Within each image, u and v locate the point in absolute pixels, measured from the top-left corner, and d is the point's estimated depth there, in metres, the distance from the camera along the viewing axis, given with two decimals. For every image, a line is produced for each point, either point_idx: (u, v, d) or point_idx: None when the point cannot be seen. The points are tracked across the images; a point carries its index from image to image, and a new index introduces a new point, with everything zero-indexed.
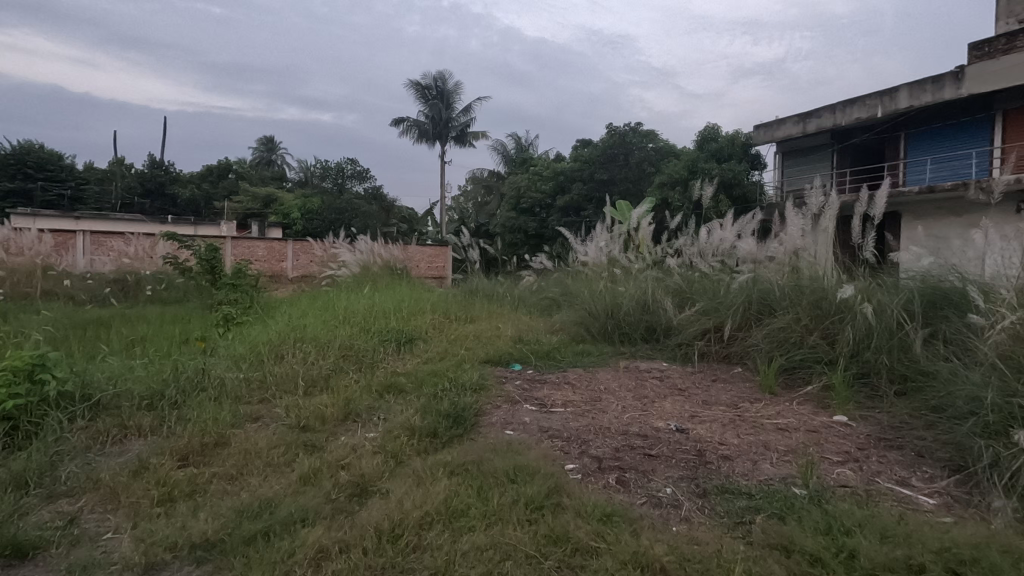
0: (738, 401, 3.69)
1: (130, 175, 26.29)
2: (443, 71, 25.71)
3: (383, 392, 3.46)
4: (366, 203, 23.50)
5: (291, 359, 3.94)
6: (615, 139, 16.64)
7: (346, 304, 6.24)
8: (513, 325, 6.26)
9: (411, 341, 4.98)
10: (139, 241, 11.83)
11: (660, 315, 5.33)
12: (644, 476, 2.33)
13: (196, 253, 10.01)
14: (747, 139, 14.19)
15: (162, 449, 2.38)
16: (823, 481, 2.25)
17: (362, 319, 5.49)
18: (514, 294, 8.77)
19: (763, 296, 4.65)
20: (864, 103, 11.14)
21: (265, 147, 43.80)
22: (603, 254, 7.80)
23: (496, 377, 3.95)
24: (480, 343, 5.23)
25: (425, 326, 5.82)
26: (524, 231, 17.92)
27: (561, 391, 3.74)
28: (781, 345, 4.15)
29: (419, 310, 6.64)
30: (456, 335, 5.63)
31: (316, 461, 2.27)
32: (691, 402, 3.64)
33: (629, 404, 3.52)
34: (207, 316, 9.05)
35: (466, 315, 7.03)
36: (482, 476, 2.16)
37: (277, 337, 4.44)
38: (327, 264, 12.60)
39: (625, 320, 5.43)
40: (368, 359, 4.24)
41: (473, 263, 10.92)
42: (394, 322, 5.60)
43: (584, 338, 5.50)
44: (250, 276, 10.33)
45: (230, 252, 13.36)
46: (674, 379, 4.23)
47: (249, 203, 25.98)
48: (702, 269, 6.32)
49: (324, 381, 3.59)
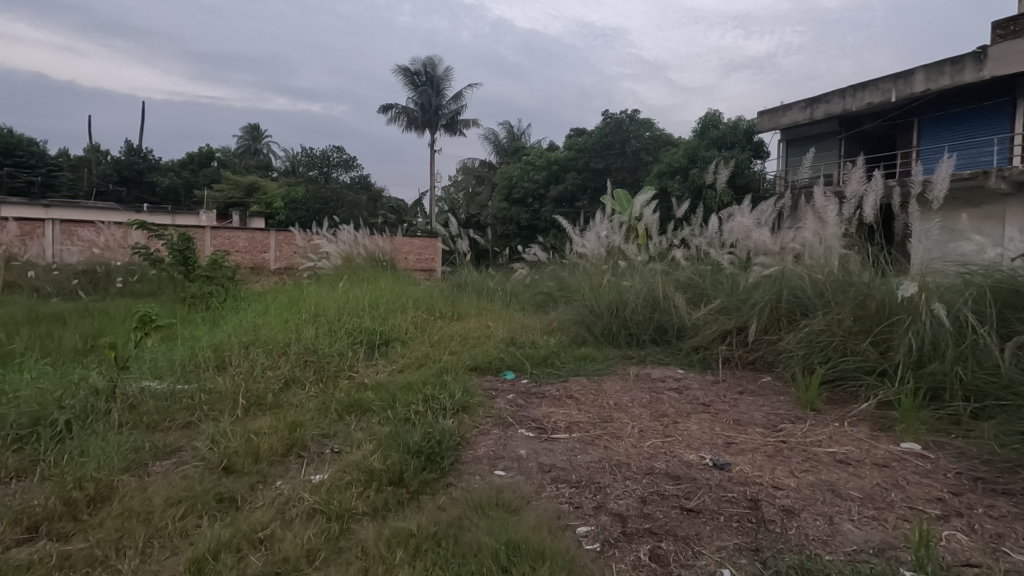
0: (777, 422, 3.04)
1: (106, 162, 25.25)
2: (433, 56, 24.83)
3: (344, 413, 2.79)
4: (353, 193, 22.67)
5: (236, 370, 3.27)
6: (612, 126, 15.95)
7: (317, 301, 5.53)
8: (506, 325, 5.59)
9: (387, 347, 4.30)
10: (110, 231, 11.08)
11: (671, 313, 4.70)
12: (688, 548, 1.69)
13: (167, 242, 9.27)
14: (750, 126, 13.54)
15: (10, 510, 1.71)
16: (938, 558, 1.63)
17: (332, 317, 4.81)
18: (506, 289, 8.09)
19: (794, 294, 4.02)
20: (878, 86, 10.52)
21: (250, 136, 42.64)
22: (603, 245, 7.13)
23: (485, 392, 3.29)
24: (468, 346, 4.56)
25: (405, 325, 5.14)
26: (516, 222, 17.18)
27: (563, 409, 3.07)
28: (821, 352, 3.52)
29: (402, 307, 5.96)
30: (440, 336, 4.96)
31: (222, 533, 1.61)
32: (721, 423, 3.00)
33: (647, 427, 2.88)
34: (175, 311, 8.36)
35: (453, 313, 6.34)
36: (458, 561, 1.52)
37: (224, 341, 3.75)
38: (307, 255, 11.86)
39: (631, 318, 4.78)
40: (333, 369, 3.56)
41: (461, 255, 10.25)
42: (369, 321, 4.92)
43: (585, 340, 4.85)
44: (226, 268, 9.61)
45: (207, 243, 12.60)
46: (694, 392, 3.59)
47: (231, 191, 25.08)
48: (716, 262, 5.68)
49: (274, 399, 2.92)
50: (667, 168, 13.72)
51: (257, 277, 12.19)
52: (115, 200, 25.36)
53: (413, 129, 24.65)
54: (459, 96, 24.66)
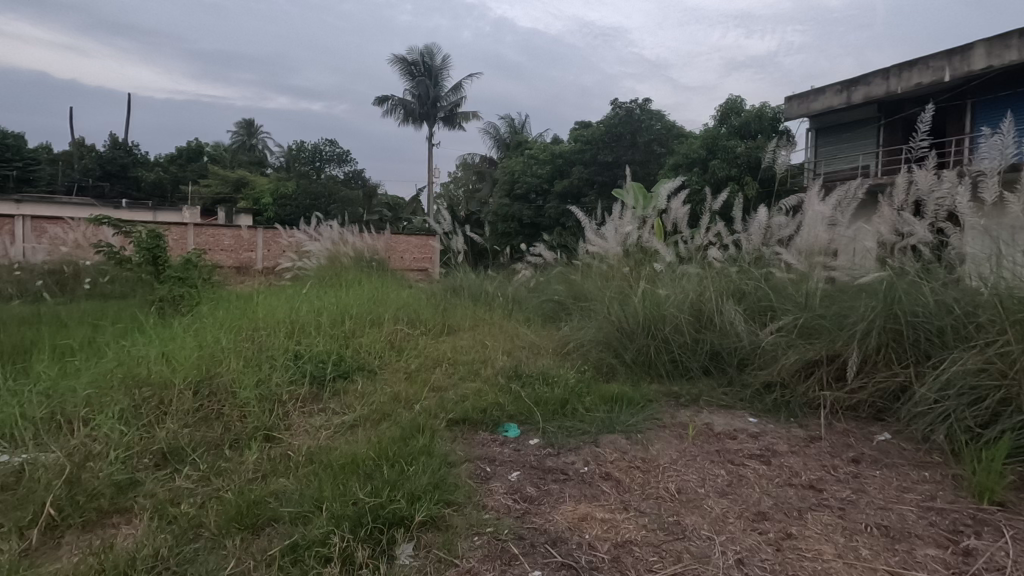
0: (950, 531, 1.87)
1: (91, 155, 24.11)
2: (431, 46, 23.63)
3: (225, 530, 1.64)
4: (348, 189, 21.53)
5: (81, 433, 2.10)
6: (622, 115, 14.70)
7: (264, 312, 4.34)
8: (507, 345, 4.41)
9: (341, 386, 3.12)
10: (76, 226, 9.94)
11: (726, 333, 3.52)
12: None
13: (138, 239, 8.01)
14: (776, 113, 12.29)
15: None
16: None
17: (274, 339, 3.63)
18: (508, 294, 6.90)
19: (914, 315, 2.84)
20: (928, 64, 9.32)
21: (245, 131, 41.46)
22: (622, 243, 5.95)
23: (472, 473, 2.12)
24: (456, 379, 3.38)
25: (376, 346, 3.95)
26: (519, 219, 15.95)
27: (600, 510, 1.89)
28: (979, 407, 2.35)
29: (380, 319, 4.77)
30: (420, 362, 3.77)
31: None
32: (863, 535, 1.83)
33: (749, 550, 1.70)
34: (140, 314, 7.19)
35: (444, 326, 5.15)
36: None
37: (92, 382, 2.58)
38: (289, 255, 10.69)
39: (674, 338, 3.59)
40: (247, 431, 2.40)
41: (457, 255, 9.07)
42: (325, 342, 3.74)
43: (612, 368, 3.67)
44: (204, 268, 8.41)
45: (188, 240, 11.41)
46: (790, 464, 2.40)
47: (219, 187, 23.87)
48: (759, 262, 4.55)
49: (113, 501, 1.77)
50: (683, 159, 12.62)
51: (239, 276, 11.00)
52: (99, 195, 24.22)
53: (410, 122, 23.43)
54: (457, 87, 23.46)
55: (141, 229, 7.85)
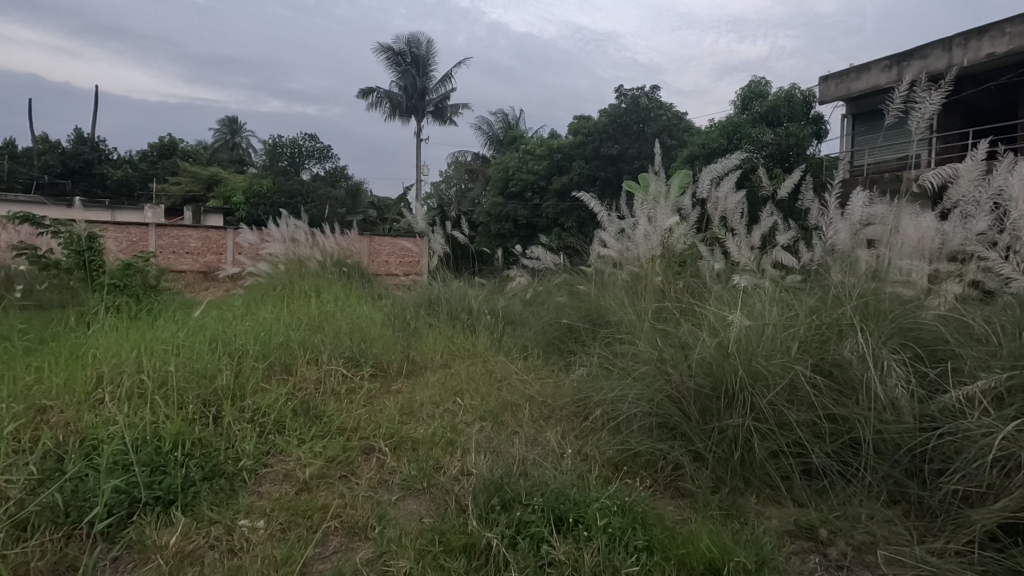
0: None
1: (52, 150, 22.23)
2: (416, 34, 21.94)
3: None
4: (328, 188, 19.87)
5: None
6: (628, 102, 13.09)
7: (107, 352, 2.72)
8: (492, 404, 2.77)
9: (140, 547, 1.55)
10: (9, 228, 8.24)
11: (884, 406, 1.94)
12: None
13: (72, 241, 5.29)
14: (808, 95, 10.70)
15: None
16: None
17: (72, 427, 2.05)
18: (497, 310, 5.21)
19: None
20: (1004, 31, 7.74)
21: (228, 128, 39.46)
22: (652, 246, 4.33)
23: None
24: (387, 507, 1.78)
25: (268, 418, 2.32)
26: (513, 219, 14.23)
27: None
28: None
29: (303, 354, 3.11)
30: (335, 451, 2.14)
31: None
32: None
33: None
34: (46, 316, 4.62)
35: (403, 362, 3.50)
36: None
37: None
38: (245, 258, 8.90)
39: (794, 414, 1.96)
40: None
41: (435, 260, 7.43)
42: (168, 417, 2.14)
43: (672, 465, 2.05)
44: (154, 271, 5.80)
45: (148, 242, 8.98)
46: None
47: (188, 185, 22.07)
48: (864, 269, 3.01)
49: None
50: (700, 149, 11.03)
51: (203, 281, 8.94)
52: (60, 194, 22.38)
53: (397, 116, 21.82)
54: (447, 78, 21.82)
55: (75, 226, 5.40)
